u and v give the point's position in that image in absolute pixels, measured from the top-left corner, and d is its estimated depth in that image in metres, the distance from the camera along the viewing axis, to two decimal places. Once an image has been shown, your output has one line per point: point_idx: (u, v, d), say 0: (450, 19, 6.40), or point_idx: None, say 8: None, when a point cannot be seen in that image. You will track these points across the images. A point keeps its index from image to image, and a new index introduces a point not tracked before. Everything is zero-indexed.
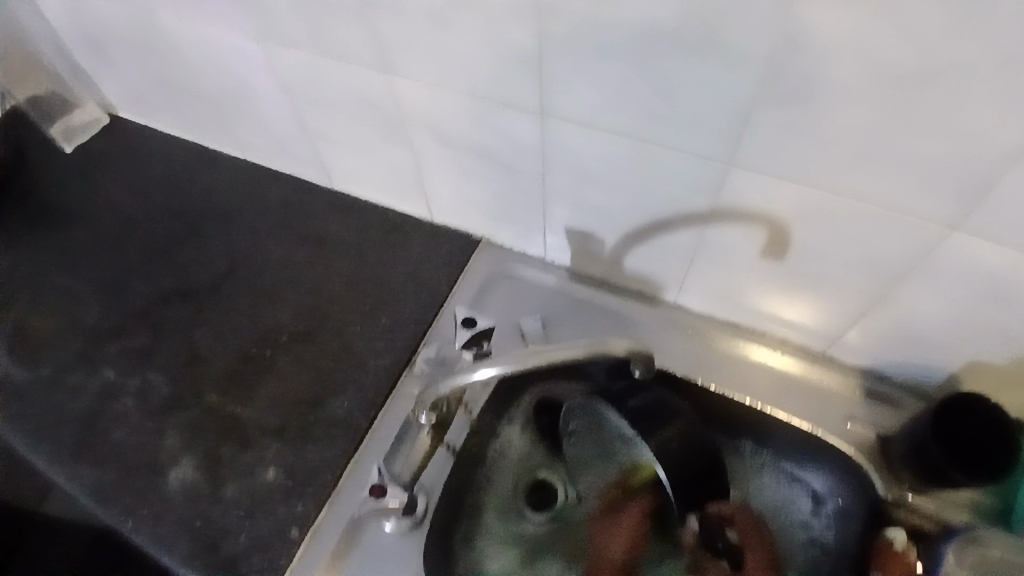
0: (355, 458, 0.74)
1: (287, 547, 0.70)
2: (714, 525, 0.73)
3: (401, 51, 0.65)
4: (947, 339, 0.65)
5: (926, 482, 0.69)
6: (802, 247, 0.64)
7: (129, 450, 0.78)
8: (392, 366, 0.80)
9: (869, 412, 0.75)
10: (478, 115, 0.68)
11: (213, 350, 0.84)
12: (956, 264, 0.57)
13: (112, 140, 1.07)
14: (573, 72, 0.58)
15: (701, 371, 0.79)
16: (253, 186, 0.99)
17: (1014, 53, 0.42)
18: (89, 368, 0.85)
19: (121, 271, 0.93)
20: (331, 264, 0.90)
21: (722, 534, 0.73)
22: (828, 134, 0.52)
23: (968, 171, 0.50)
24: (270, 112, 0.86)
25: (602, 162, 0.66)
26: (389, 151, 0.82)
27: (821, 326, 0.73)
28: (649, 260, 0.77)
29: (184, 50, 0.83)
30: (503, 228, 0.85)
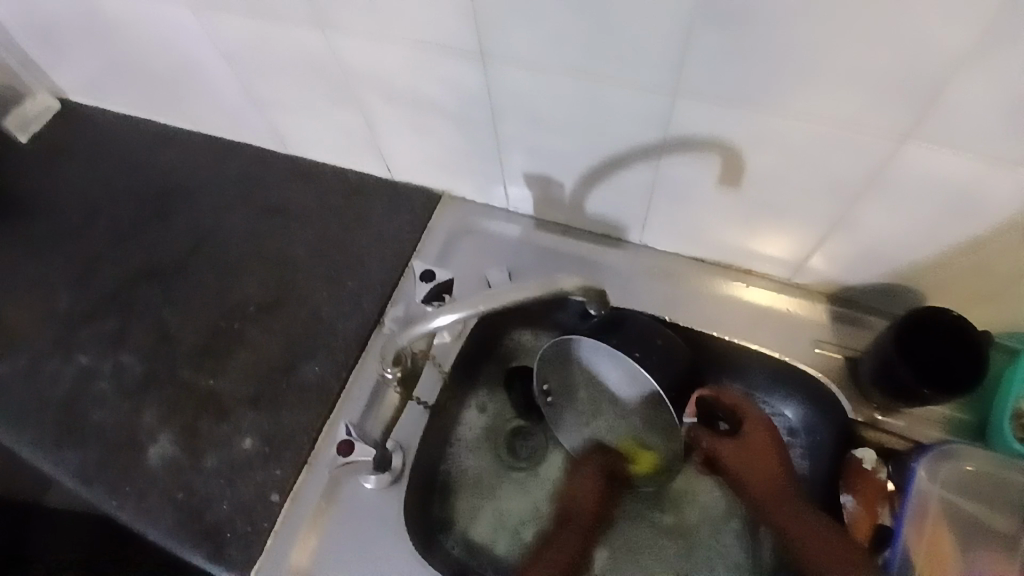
0: (329, 419, 0.75)
1: (269, 511, 0.71)
2: (711, 407, 0.76)
3: (332, 1, 0.62)
4: (911, 254, 0.64)
5: (895, 402, 0.69)
6: (757, 173, 0.63)
7: (109, 430, 0.78)
8: (362, 328, 0.80)
9: (838, 335, 0.75)
10: (421, 64, 0.66)
11: (184, 327, 0.84)
12: (912, 174, 0.56)
13: (66, 127, 1.05)
14: (507, 10, 0.56)
15: (670, 308, 0.78)
16: (211, 161, 0.97)
17: None
18: (63, 355, 0.85)
19: (86, 257, 0.92)
20: (296, 232, 0.89)
21: (721, 413, 0.76)
22: (771, 51, 0.50)
23: (918, 80, 0.48)
24: (217, 83, 0.84)
25: (549, 102, 0.64)
26: (340, 112, 0.80)
27: (786, 255, 0.73)
28: (611, 201, 0.76)
29: (119, 24, 0.80)
30: (463, 181, 0.84)
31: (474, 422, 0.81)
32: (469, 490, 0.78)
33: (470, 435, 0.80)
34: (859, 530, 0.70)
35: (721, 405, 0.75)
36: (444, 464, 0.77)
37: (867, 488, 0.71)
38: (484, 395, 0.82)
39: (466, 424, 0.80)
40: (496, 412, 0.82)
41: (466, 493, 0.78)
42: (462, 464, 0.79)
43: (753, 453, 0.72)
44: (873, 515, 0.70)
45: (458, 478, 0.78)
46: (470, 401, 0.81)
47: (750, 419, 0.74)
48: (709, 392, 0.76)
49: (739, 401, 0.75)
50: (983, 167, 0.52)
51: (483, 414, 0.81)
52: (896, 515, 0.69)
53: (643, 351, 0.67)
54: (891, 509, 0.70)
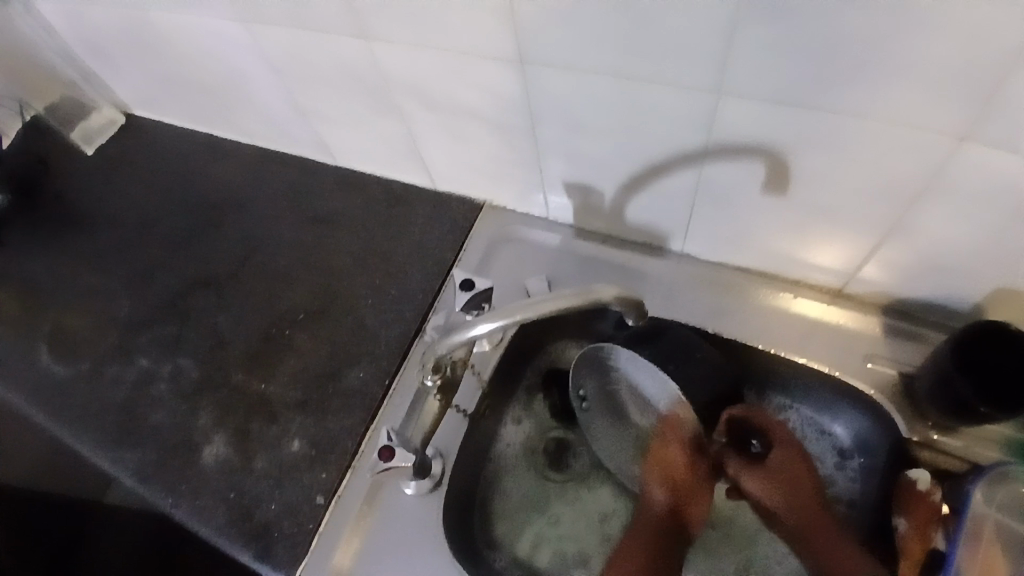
0: (372, 424, 0.77)
1: (314, 512, 0.73)
2: (742, 427, 0.71)
3: (375, 14, 0.64)
4: (970, 263, 0.61)
5: (955, 420, 0.65)
6: (805, 177, 0.61)
7: (168, 430, 0.83)
8: (404, 335, 0.82)
9: (892, 349, 0.72)
10: (461, 73, 0.67)
11: (235, 333, 0.88)
12: (970, 177, 0.53)
13: (129, 140, 1.11)
14: (545, 19, 0.56)
15: (713, 319, 0.77)
16: (262, 172, 1.01)
17: None
18: (126, 358, 0.90)
19: (148, 265, 0.97)
20: (341, 241, 0.91)
21: (752, 433, 0.71)
22: (817, 52, 0.49)
23: (976, 73, 0.46)
24: (266, 97, 0.88)
25: (589, 110, 0.64)
26: (383, 123, 0.82)
27: (834, 263, 0.71)
28: (651, 209, 0.75)
29: (176, 42, 0.85)
30: (503, 190, 0.85)
31: (514, 440, 0.81)
32: (516, 509, 0.79)
33: (509, 455, 0.80)
34: (911, 555, 0.65)
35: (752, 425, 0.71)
36: (485, 481, 0.78)
37: (919, 509, 0.65)
38: (521, 411, 0.82)
39: (506, 441, 0.81)
40: (534, 428, 0.82)
41: (506, 513, 0.78)
42: (504, 483, 0.79)
43: (781, 481, 0.69)
44: (925, 539, 0.65)
45: (500, 499, 0.79)
46: (506, 417, 0.81)
47: (780, 443, 0.70)
48: (741, 408, 0.70)
49: (772, 424, 0.71)
50: None
51: (522, 432, 0.82)
52: (950, 540, 0.65)
53: (677, 363, 0.69)
54: (944, 532, 0.65)
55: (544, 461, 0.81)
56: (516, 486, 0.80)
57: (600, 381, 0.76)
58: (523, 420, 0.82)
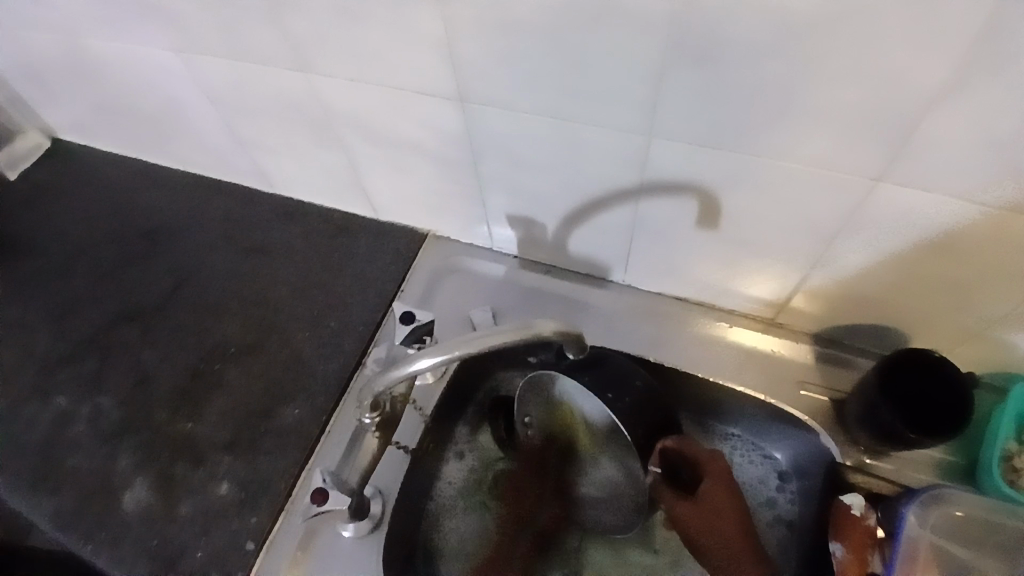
0: (308, 464, 0.73)
1: (243, 560, 0.68)
2: (672, 459, 0.70)
3: (313, 47, 0.63)
4: (890, 294, 0.65)
5: (881, 444, 0.68)
6: (736, 214, 0.63)
7: (84, 476, 0.77)
8: (343, 369, 0.79)
9: (824, 376, 0.74)
10: (402, 108, 0.67)
11: (163, 369, 0.83)
12: (887, 214, 0.56)
13: (53, 165, 1.06)
14: (483, 57, 0.57)
15: (654, 349, 0.78)
16: (196, 199, 0.97)
17: None
18: (40, 398, 0.83)
19: (68, 297, 0.92)
20: (279, 272, 0.88)
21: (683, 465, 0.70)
22: (743, 95, 0.51)
23: (886, 119, 0.48)
24: (203, 126, 0.85)
25: (530, 146, 0.65)
26: (323, 154, 0.81)
27: (767, 294, 0.73)
28: (593, 242, 0.76)
29: (107, 66, 0.81)
30: (447, 221, 0.84)
31: (457, 474, 0.79)
32: (456, 548, 0.76)
33: (451, 491, 0.78)
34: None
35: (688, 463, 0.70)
36: (427, 518, 0.76)
37: (855, 531, 0.65)
38: (465, 443, 0.81)
39: (448, 477, 0.79)
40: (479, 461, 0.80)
41: (447, 550, 0.76)
42: (446, 518, 0.77)
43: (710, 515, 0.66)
44: (863, 562, 0.64)
45: (441, 535, 0.76)
46: (449, 453, 0.79)
47: (710, 472, 0.68)
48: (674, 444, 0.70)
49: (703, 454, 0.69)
50: (960, 206, 0.52)
51: (466, 465, 0.80)
52: (886, 563, 0.64)
53: (612, 391, 0.70)
54: (881, 557, 0.65)
55: (487, 498, 0.79)
56: (454, 528, 0.77)
57: (544, 409, 0.76)
58: (467, 453, 0.80)
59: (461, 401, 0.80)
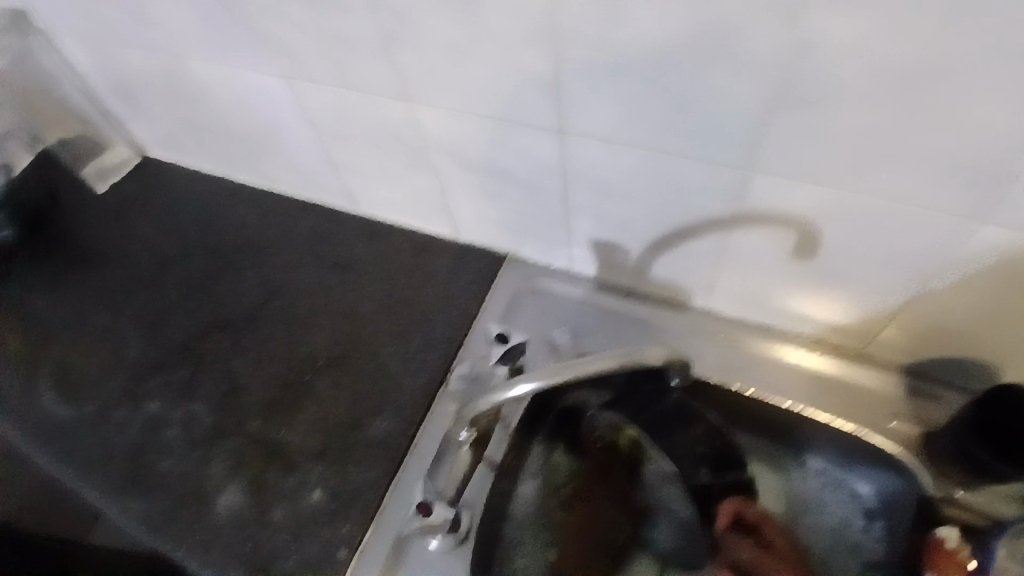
0: (398, 475, 0.76)
1: (334, 567, 0.71)
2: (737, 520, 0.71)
3: (423, 81, 0.67)
4: (981, 330, 0.65)
5: (976, 478, 0.68)
6: (832, 248, 0.64)
7: (177, 480, 0.80)
8: (428, 385, 0.82)
9: (907, 407, 0.75)
10: (501, 138, 0.70)
11: (253, 378, 0.87)
12: (984, 253, 0.57)
13: (143, 179, 1.12)
14: (589, 94, 0.60)
15: (732, 375, 0.79)
16: (281, 217, 1.02)
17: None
18: (134, 403, 0.88)
19: (161, 307, 0.96)
20: (363, 288, 0.92)
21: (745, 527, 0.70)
22: (845, 138, 0.53)
23: (984, 166, 0.50)
24: (297, 147, 0.90)
25: (624, 177, 0.68)
26: (413, 178, 0.84)
27: (852, 324, 0.73)
28: (677, 267, 0.78)
29: (212, 89, 0.87)
30: (528, 244, 0.87)
31: (529, 500, 0.76)
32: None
33: (528, 517, 0.75)
34: None
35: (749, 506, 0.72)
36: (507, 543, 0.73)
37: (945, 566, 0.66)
38: (536, 468, 0.78)
39: (521, 500, 0.76)
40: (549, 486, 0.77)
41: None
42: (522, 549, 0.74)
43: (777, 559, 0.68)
44: None
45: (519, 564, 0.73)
46: (523, 475, 0.77)
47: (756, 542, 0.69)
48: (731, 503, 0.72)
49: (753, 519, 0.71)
50: None
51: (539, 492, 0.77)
52: None
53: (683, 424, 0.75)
54: None
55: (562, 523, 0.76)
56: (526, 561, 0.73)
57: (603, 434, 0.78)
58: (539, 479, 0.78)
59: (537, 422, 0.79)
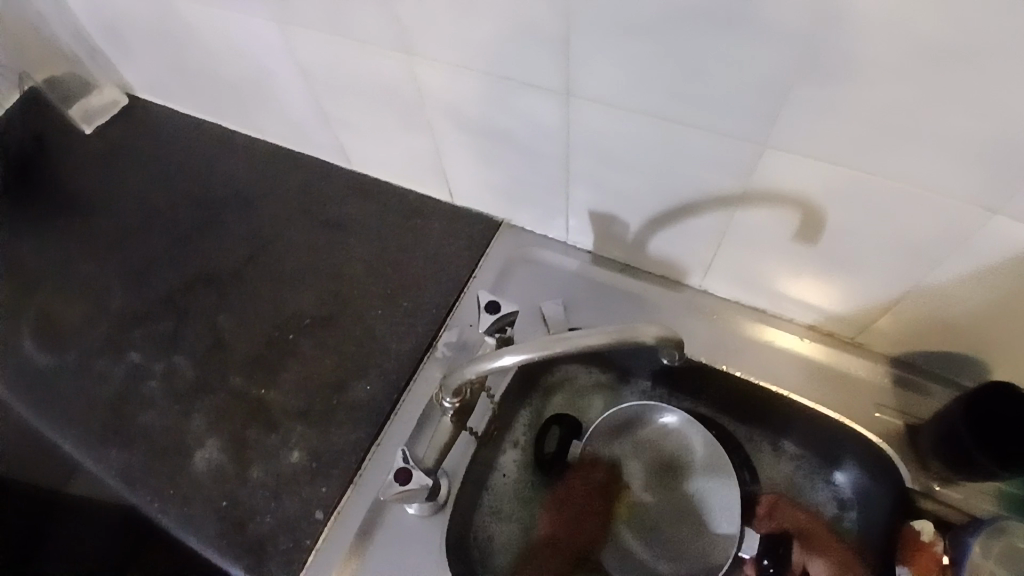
0: (378, 440, 0.75)
1: (312, 527, 0.70)
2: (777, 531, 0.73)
3: (423, 33, 0.64)
4: (983, 326, 0.63)
5: (956, 472, 0.67)
6: (836, 231, 0.62)
7: (157, 432, 0.79)
8: (414, 350, 0.80)
9: (898, 399, 0.73)
10: (502, 98, 0.67)
11: (237, 334, 0.85)
12: (998, 245, 0.55)
13: (131, 124, 1.08)
14: (598, 55, 0.57)
15: (724, 357, 0.77)
16: (272, 169, 0.99)
17: None
18: (116, 352, 0.86)
19: (146, 256, 0.94)
20: (353, 248, 0.89)
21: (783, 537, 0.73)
22: (863, 118, 0.50)
23: (1008, 155, 0.48)
24: (290, 97, 0.86)
25: (628, 147, 0.65)
26: (409, 137, 0.81)
27: (850, 312, 0.72)
28: (675, 244, 0.75)
29: (202, 31, 0.82)
30: (525, 211, 0.84)
31: (511, 465, 0.79)
32: (505, 550, 0.75)
33: (506, 481, 0.78)
34: None
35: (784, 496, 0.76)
36: (484, 505, 0.76)
37: (920, 557, 0.66)
38: (519, 434, 0.81)
39: (503, 466, 0.79)
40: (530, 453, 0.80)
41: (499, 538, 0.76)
42: (499, 509, 0.77)
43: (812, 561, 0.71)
44: None
45: (494, 522, 0.76)
46: (505, 441, 0.79)
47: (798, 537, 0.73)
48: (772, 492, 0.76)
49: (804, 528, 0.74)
50: None
51: (519, 458, 0.80)
52: None
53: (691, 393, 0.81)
54: None
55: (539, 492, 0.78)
56: (504, 529, 0.76)
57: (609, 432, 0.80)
58: (521, 445, 0.80)
59: (527, 389, 0.81)
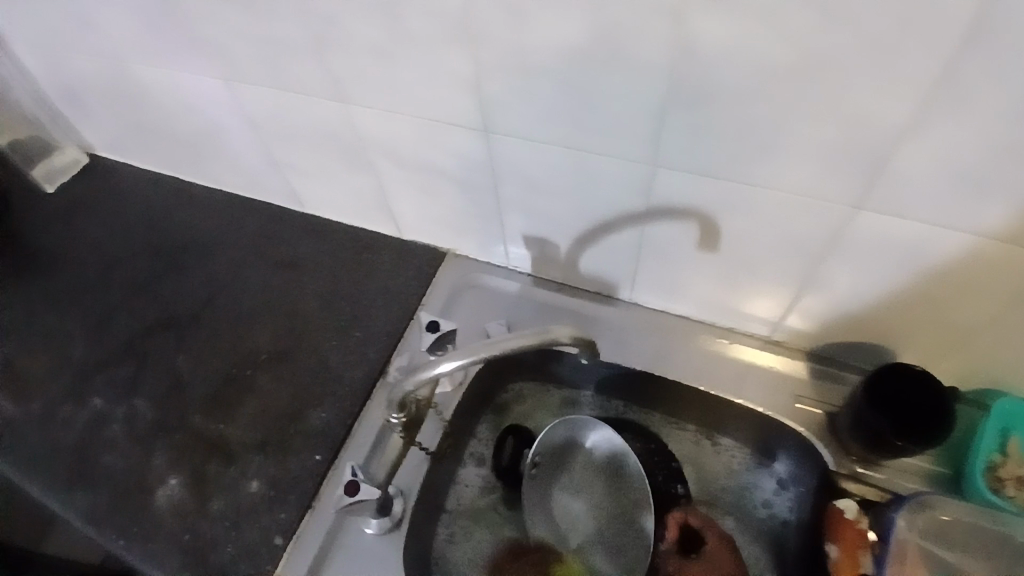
0: (336, 463, 0.78)
1: (272, 552, 0.73)
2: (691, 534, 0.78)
3: (354, 84, 0.71)
4: (873, 312, 0.70)
5: (873, 452, 0.73)
6: (731, 236, 0.69)
7: (119, 473, 0.81)
8: (368, 377, 0.84)
9: (816, 390, 0.80)
10: (429, 136, 0.74)
11: (197, 374, 0.88)
12: (867, 239, 0.62)
13: (90, 182, 1.12)
14: (508, 96, 0.64)
15: (659, 363, 0.83)
16: (228, 216, 1.04)
17: (880, 45, 0.47)
18: (78, 400, 0.89)
19: (107, 306, 0.97)
20: (307, 285, 0.94)
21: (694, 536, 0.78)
22: (738, 129, 0.57)
23: (860, 155, 0.55)
24: (241, 147, 0.92)
25: (545, 173, 0.71)
26: (353, 177, 0.88)
27: (765, 312, 0.78)
28: (602, 260, 0.82)
29: (155, 93, 0.89)
30: (467, 241, 0.90)
31: (472, 481, 0.82)
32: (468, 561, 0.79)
33: (467, 497, 0.81)
34: None
35: (694, 512, 0.80)
36: (446, 522, 0.80)
37: (847, 536, 0.71)
38: (479, 448, 0.84)
39: (465, 482, 0.82)
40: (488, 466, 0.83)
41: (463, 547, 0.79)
42: (461, 523, 0.80)
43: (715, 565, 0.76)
44: (856, 564, 0.69)
45: (457, 537, 0.80)
46: (466, 457, 0.83)
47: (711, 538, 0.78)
48: (679, 512, 0.79)
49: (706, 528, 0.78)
50: (931, 232, 0.58)
51: (481, 474, 0.82)
52: (878, 562, 0.69)
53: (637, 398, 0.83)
54: (873, 556, 0.70)
55: (498, 504, 0.81)
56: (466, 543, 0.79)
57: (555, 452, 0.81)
58: (482, 461, 0.83)
59: (479, 406, 0.84)
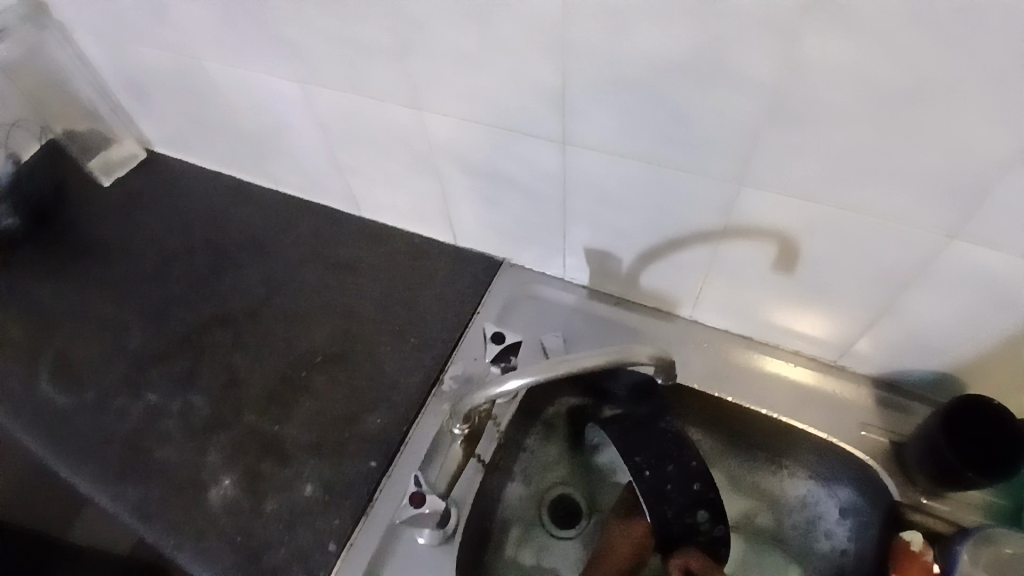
0: (393, 470, 0.77)
1: (326, 558, 0.73)
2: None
3: (433, 90, 0.71)
4: (951, 343, 0.68)
5: (943, 487, 0.70)
6: (810, 259, 0.68)
7: (173, 468, 0.82)
8: (423, 383, 0.84)
9: (883, 419, 0.77)
10: (502, 145, 0.74)
11: (252, 372, 0.88)
12: (953, 270, 0.60)
13: (147, 176, 1.13)
14: (592, 108, 0.63)
15: (717, 382, 0.82)
16: (285, 216, 1.04)
17: (998, 72, 0.45)
18: (133, 392, 0.89)
19: (162, 300, 0.98)
20: (362, 288, 0.94)
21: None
22: (834, 150, 0.56)
23: (959, 183, 0.53)
24: (305, 148, 0.92)
25: (619, 186, 0.71)
26: (417, 183, 0.88)
27: (834, 336, 0.77)
28: (666, 277, 0.81)
29: (225, 91, 0.89)
30: (525, 251, 0.90)
31: (519, 496, 0.83)
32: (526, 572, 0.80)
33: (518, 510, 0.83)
34: None
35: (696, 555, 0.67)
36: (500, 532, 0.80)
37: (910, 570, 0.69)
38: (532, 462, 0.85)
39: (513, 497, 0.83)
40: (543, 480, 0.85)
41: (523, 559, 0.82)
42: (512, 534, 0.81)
43: None
44: None
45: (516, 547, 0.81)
46: (515, 472, 0.83)
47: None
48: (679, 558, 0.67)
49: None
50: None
51: (528, 490, 0.84)
52: None
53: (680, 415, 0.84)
54: None
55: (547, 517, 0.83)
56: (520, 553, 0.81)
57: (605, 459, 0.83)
58: (530, 476, 0.84)
59: (529, 422, 0.85)
